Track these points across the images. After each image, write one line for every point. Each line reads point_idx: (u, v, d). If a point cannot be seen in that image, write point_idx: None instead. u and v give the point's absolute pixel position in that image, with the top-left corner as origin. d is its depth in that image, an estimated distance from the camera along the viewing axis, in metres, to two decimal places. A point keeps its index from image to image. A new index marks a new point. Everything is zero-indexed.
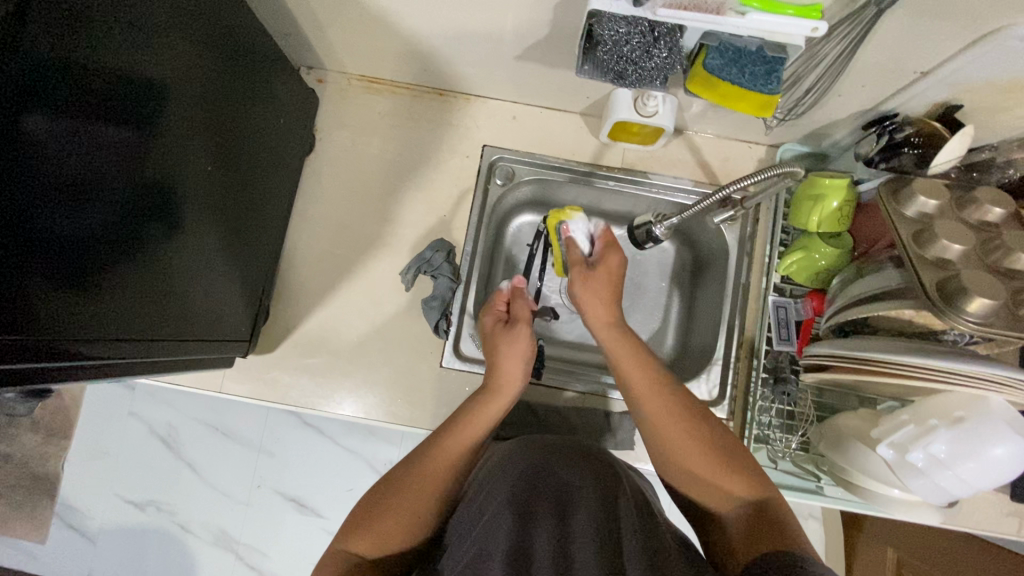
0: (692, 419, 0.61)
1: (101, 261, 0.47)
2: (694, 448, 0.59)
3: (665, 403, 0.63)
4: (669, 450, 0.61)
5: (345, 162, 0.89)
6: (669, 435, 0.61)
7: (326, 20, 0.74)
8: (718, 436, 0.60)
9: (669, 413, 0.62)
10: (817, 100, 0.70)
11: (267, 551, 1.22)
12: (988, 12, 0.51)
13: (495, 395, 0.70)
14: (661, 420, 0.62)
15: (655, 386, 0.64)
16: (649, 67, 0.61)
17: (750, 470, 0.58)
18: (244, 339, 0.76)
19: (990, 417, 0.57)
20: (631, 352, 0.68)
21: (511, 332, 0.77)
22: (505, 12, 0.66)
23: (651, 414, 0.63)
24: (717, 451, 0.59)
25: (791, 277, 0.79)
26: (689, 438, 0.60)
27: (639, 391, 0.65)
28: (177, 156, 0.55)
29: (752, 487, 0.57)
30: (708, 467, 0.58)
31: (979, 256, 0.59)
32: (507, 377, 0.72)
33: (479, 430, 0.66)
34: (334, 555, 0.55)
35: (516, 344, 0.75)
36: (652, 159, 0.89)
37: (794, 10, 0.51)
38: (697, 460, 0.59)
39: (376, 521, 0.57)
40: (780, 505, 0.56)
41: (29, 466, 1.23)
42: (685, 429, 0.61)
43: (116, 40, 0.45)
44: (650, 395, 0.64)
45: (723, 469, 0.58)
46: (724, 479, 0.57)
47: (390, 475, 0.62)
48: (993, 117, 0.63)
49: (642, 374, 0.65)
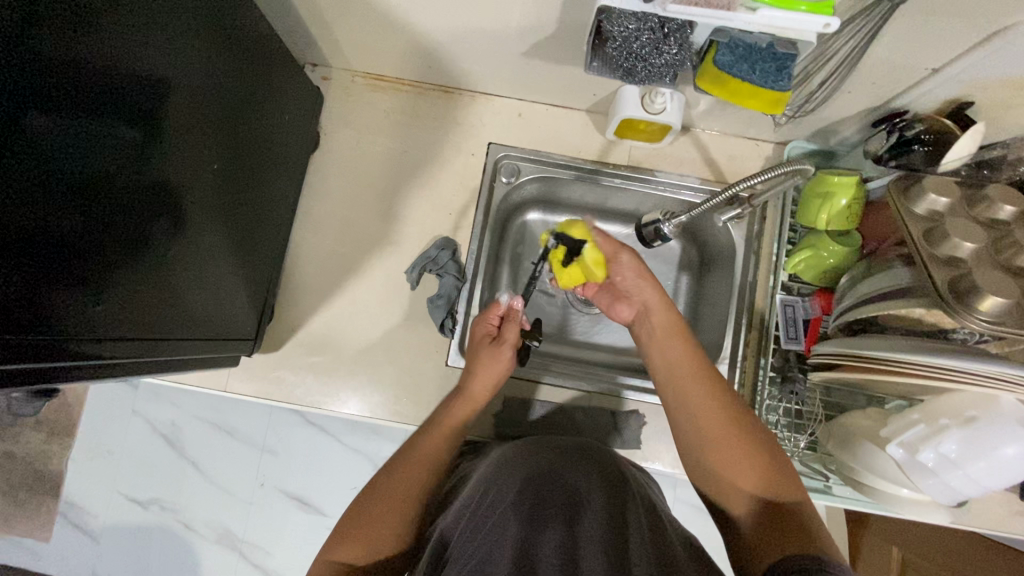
0: (734, 410, 0.62)
1: (107, 260, 0.47)
2: (731, 438, 0.60)
3: (708, 391, 0.64)
4: (703, 438, 0.62)
5: (349, 160, 0.88)
6: (708, 422, 0.62)
7: (332, 16, 0.73)
8: (750, 426, 0.61)
9: (712, 401, 0.63)
10: (827, 98, 0.69)
11: (270, 550, 1.22)
12: (1002, 8, 0.51)
13: (465, 402, 0.72)
14: (702, 407, 0.63)
15: (700, 372, 0.65)
16: (658, 63, 0.60)
17: (776, 467, 0.58)
18: (249, 338, 0.76)
19: (1002, 417, 0.57)
20: (676, 338, 0.68)
21: (494, 351, 0.76)
22: (512, 8, 0.65)
23: (692, 399, 0.64)
24: (753, 444, 0.59)
25: (798, 275, 0.79)
26: (726, 425, 0.61)
27: (685, 376, 0.65)
28: (183, 154, 0.55)
29: (773, 485, 0.57)
30: (738, 458, 0.59)
31: (990, 254, 0.59)
32: (478, 390, 0.73)
33: (451, 435, 0.68)
34: (324, 565, 0.55)
35: (496, 363, 0.75)
36: (658, 157, 0.88)
37: (807, 5, 0.50)
38: (729, 449, 0.60)
39: (360, 528, 0.57)
40: (792, 502, 0.56)
41: (33, 464, 1.23)
42: (720, 417, 0.61)
43: (119, 37, 0.44)
44: (694, 382, 0.64)
45: (757, 461, 0.58)
46: (745, 473, 0.58)
47: (375, 482, 0.62)
48: (1005, 114, 0.63)
49: (688, 360, 0.66)
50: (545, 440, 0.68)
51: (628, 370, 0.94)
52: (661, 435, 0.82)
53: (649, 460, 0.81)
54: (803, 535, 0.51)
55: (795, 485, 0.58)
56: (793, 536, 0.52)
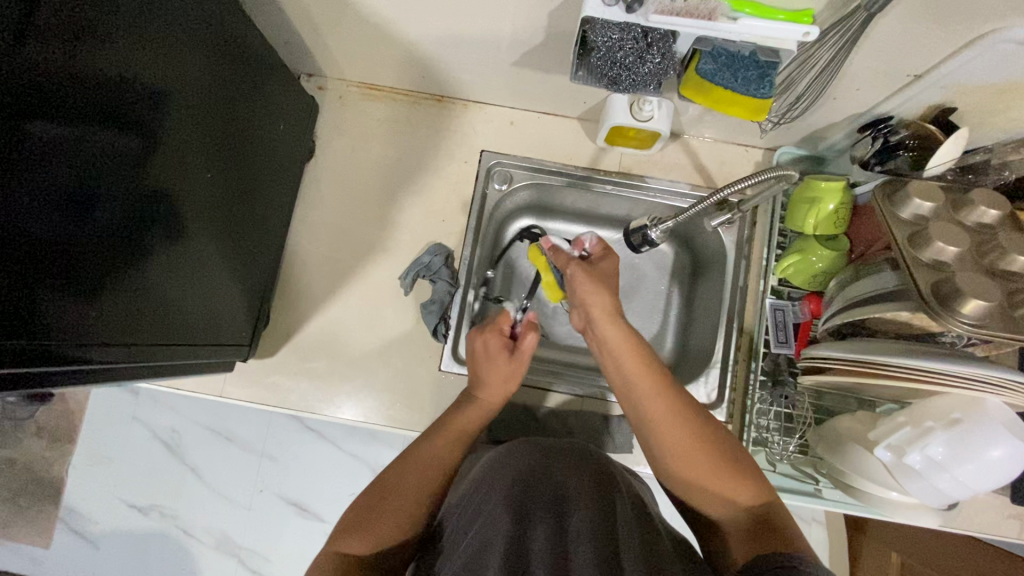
0: (699, 426, 0.61)
1: (106, 267, 0.48)
2: (696, 449, 0.59)
3: (669, 408, 0.61)
4: (667, 452, 0.61)
5: (344, 168, 0.90)
6: (670, 439, 0.61)
7: (326, 27, 0.75)
8: (710, 435, 0.60)
9: (674, 419, 0.61)
10: (812, 104, 0.70)
11: (268, 556, 1.22)
12: (979, 15, 0.51)
13: (475, 406, 0.72)
14: (663, 423, 0.61)
15: (662, 390, 0.62)
16: (642, 73, 0.61)
17: (751, 474, 0.58)
18: (244, 343, 0.77)
19: (987, 419, 0.57)
20: (633, 351, 0.65)
21: (510, 367, 0.75)
22: (501, 19, 0.66)
23: (654, 417, 0.62)
24: (721, 456, 0.59)
25: (788, 280, 0.80)
26: (688, 442, 0.60)
27: (644, 397, 0.63)
28: (179, 162, 0.56)
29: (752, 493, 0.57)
30: (708, 471, 0.58)
31: (974, 257, 0.60)
32: (491, 391, 0.73)
33: (461, 435, 0.68)
34: (327, 557, 0.55)
35: (510, 374, 0.75)
36: (650, 163, 0.89)
37: (785, 14, 0.52)
38: (698, 462, 0.59)
39: (368, 522, 0.57)
40: (779, 510, 0.56)
41: (34, 470, 1.24)
42: (681, 434, 0.60)
43: (121, 51, 0.46)
44: (655, 399, 0.62)
45: (730, 475, 0.58)
46: (721, 485, 0.58)
47: (385, 477, 0.63)
48: (988, 119, 0.64)
49: (644, 378, 0.63)
50: (535, 441, 0.68)
51: None
52: None
53: (642, 465, 0.81)
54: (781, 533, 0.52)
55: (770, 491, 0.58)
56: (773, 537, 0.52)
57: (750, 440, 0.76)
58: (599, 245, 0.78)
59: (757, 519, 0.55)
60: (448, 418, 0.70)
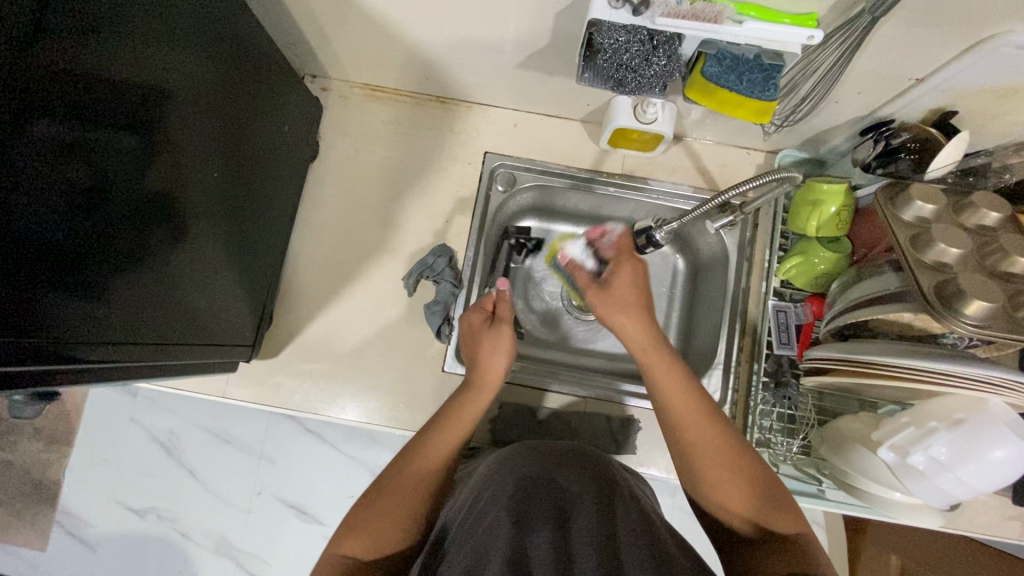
0: (737, 450, 0.60)
1: (109, 266, 0.48)
2: (722, 466, 0.59)
3: (704, 425, 0.62)
4: (700, 473, 0.60)
5: (347, 169, 0.90)
6: (708, 463, 0.60)
7: (332, 29, 0.75)
8: (738, 451, 0.60)
9: (714, 443, 0.61)
10: (815, 107, 0.70)
11: (266, 559, 1.21)
12: (981, 20, 0.52)
13: (477, 394, 0.70)
14: (697, 440, 0.61)
15: (704, 413, 0.62)
16: (648, 75, 0.61)
17: (783, 498, 0.58)
18: (247, 345, 0.77)
19: (989, 420, 0.58)
20: (675, 373, 0.65)
21: (494, 332, 0.75)
22: (506, 21, 0.67)
23: (687, 435, 0.62)
24: (744, 471, 0.59)
25: (791, 281, 0.80)
26: (715, 460, 0.60)
27: (682, 419, 0.63)
28: (180, 163, 0.55)
29: (767, 510, 0.57)
30: (741, 497, 0.58)
31: (976, 259, 0.60)
32: (489, 378, 0.71)
33: (462, 431, 0.66)
34: (330, 558, 0.55)
35: (499, 341, 0.74)
36: (652, 165, 0.90)
37: (790, 18, 0.53)
38: (724, 478, 0.59)
39: (369, 523, 0.57)
40: (802, 531, 0.55)
41: (30, 473, 1.23)
42: (713, 451, 0.60)
43: (123, 50, 0.46)
44: (695, 423, 0.62)
45: (747, 489, 0.58)
46: (736, 500, 0.58)
47: (385, 475, 0.62)
48: (989, 122, 0.65)
49: (680, 395, 0.63)
50: (536, 444, 0.68)
51: (623, 375, 0.95)
52: (657, 441, 0.83)
53: (645, 466, 0.81)
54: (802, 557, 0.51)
55: (797, 512, 0.57)
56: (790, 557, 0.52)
57: (754, 441, 0.76)
58: (617, 250, 0.75)
59: (780, 542, 0.55)
60: (449, 411, 0.68)
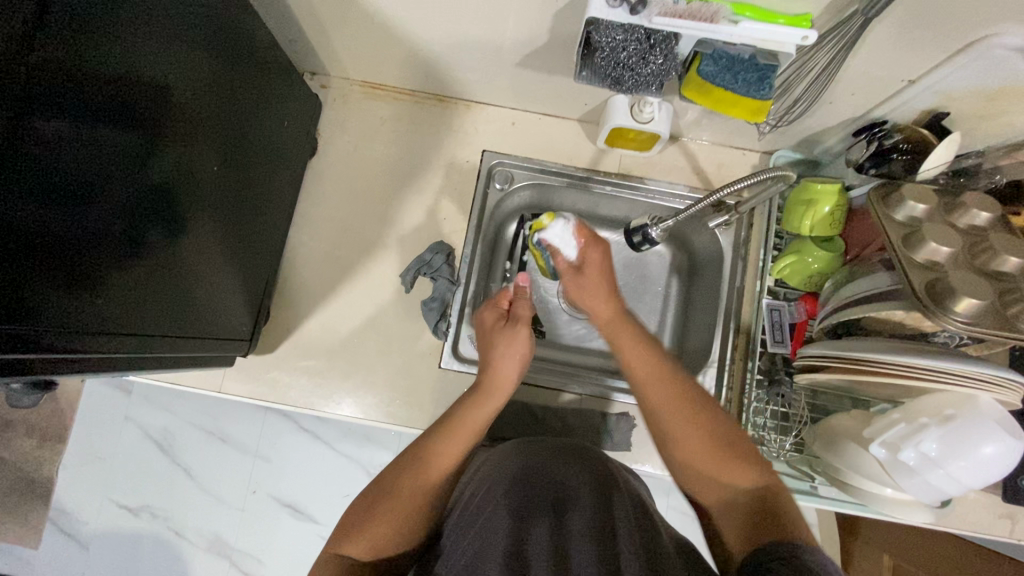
0: (707, 415, 0.59)
1: (106, 256, 0.48)
2: (692, 429, 0.59)
3: (669, 389, 0.62)
4: (673, 437, 0.60)
5: (345, 166, 0.90)
6: (671, 421, 0.60)
7: (332, 26, 0.76)
8: (705, 413, 0.60)
9: (675, 399, 0.61)
10: (809, 108, 0.71)
11: (259, 557, 1.21)
12: (972, 22, 0.53)
13: (483, 395, 0.69)
14: (663, 405, 0.61)
15: (661, 371, 0.63)
16: (644, 73, 0.61)
17: (752, 454, 0.57)
18: (244, 339, 0.77)
19: (978, 417, 0.58)
20: (634, 337, 0.66)
21: (512, 332, 0.73)
22: (505, 21, 0.68)
23: (654, 400, 0.62)
24: (717, 436, 0.58)
25: (785, 280, 0.81)
26: (686, 424, 0.59)
27: (645, 381, 0.63)
28: (178, 158, 0.55)
29: (749, 474, 0.55)
30: (708, 455, 0.57)
31: (966, 258, 0.61)
32: (500, 380, 0.70)
33: (472, 434, 0.65)
34: (328, 558, 0.56)
35: (514, 343, 0.72)
36: (648, 166, 0.91)
37: (785, 18, 0.54)
38: (694, 442, 0.58)
39: (366, 524, 0.57)
40: (784, 495, 0.53)
41: (23, 470, 1.22)
42: (682, 417, 0.59)
43: (122, 45, 0.46)
44: (657, 382, 0.62)
45: (723, 454, 0.57)
46: (715, 466, 0.57)
47: (385, 475, 0.62)
48: (980, 124, 0.66)
49: (643, 362, 0.64)
50: (535, 440, 0.68)
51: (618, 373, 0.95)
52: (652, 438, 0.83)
53: (639, 463, 0.81)
54: (781, 523, 0.49)
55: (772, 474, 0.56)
56: (775, 521, 0.49)
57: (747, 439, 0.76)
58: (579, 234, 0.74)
59: (759, 504, 0.52)
60: (454, 411, 0.68)
